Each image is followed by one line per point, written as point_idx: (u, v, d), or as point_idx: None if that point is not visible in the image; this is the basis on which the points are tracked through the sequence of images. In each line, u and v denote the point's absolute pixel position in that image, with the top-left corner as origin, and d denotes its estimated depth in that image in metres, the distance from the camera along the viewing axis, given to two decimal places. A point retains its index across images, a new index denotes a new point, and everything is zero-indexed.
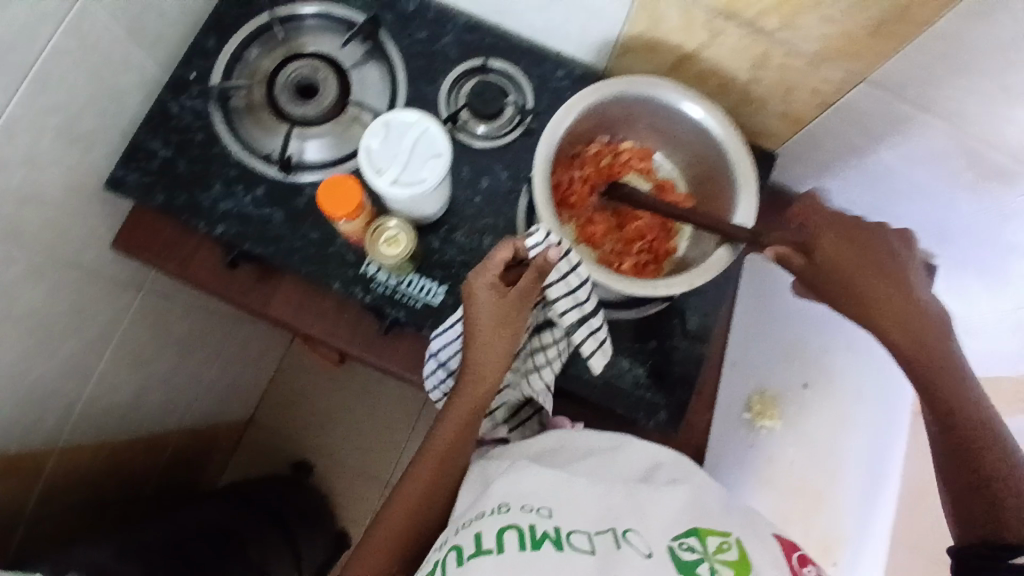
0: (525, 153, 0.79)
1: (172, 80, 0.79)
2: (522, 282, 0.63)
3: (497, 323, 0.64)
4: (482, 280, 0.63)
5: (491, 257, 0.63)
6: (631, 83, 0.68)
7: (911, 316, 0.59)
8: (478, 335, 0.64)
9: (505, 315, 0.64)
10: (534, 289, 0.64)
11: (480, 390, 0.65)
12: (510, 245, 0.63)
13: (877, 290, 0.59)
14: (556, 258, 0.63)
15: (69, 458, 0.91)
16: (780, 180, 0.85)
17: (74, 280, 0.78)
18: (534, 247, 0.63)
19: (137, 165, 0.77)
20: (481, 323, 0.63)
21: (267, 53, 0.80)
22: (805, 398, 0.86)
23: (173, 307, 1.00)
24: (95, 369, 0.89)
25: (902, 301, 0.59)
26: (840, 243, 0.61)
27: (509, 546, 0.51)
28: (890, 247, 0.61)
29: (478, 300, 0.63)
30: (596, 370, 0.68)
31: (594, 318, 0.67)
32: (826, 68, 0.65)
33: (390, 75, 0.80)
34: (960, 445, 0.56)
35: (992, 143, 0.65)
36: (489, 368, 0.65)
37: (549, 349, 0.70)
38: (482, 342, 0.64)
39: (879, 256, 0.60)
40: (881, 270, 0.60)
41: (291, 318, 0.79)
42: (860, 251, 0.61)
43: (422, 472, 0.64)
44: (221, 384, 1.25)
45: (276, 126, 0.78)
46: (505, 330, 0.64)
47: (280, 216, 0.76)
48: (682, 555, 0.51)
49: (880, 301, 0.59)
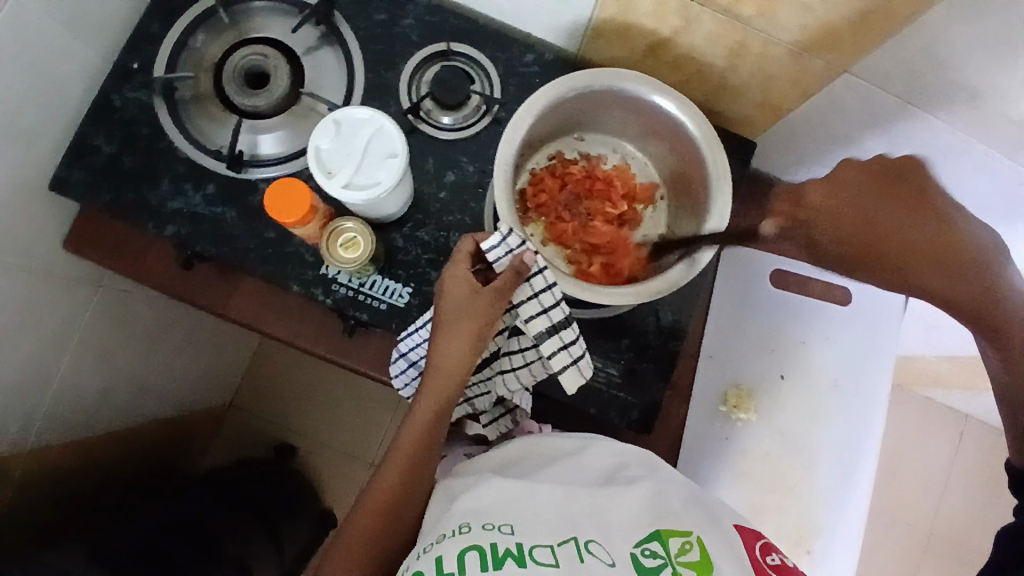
0: (492, 144, 0.75)
1: (115, 70, 0.74)
2: (497, 281, 0.61)
3: (465, 317, 0.60)
4: (455, 274, 0.61)
5: (458, 252, 0.62)
6: (597, 76, 0.64)
7: (953, 252, 0.53)
8: (444, 329, 0.60)
9: (475, 310, 0.60)
10: (510, 290, 0.61)
11: (449, 387, 0.61)
12: (471, 240, 0.62)
13: (921, 234, 0.52)
14: (532, 261, 0.61)
15: (37, 460, 0.85)
16: (761, 168, 0.83)
17: (31, 283, 0.73)
18: (491, 250, 0.61)
19: (81, 162, 0.72)
20: (450, 318, 0.60)
21: (214, 39, 0.75)
22: (782, 390, 0.85)
23: (136, 301, 0.95)
24: (57, 369, 0.83)
25: (941, 241, 0.52)
26: (851, 205, 0.54)
27: (470, 568, 0.47)
28: (912, 189, 0.53)
29: (448, 292, 0.61)
30: (569, 386, 0.66)
31: (565, 331, 0.64)
32: (807, 59, 0.61)
33: (347, 61, 0.75)
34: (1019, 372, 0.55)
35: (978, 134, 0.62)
36: (457, 364, 0.61)
37: (517, 356, 0.67)
38: (449, 336, 0.60)
39: (904, 210, 0.53)
40: (902, 222, 0.53)
41: (251, 318, 0.76)
42: (878, 208, 0.53)
43: (392, 474, 0.60)
44: (198, 373, 1.21)
45: (227, 119, 0.74)
46: (472, 324, 0.60)
47: (233, 214, 0.72)
48: (645, 562, 0.49)
49: (911, 254, 0.53)
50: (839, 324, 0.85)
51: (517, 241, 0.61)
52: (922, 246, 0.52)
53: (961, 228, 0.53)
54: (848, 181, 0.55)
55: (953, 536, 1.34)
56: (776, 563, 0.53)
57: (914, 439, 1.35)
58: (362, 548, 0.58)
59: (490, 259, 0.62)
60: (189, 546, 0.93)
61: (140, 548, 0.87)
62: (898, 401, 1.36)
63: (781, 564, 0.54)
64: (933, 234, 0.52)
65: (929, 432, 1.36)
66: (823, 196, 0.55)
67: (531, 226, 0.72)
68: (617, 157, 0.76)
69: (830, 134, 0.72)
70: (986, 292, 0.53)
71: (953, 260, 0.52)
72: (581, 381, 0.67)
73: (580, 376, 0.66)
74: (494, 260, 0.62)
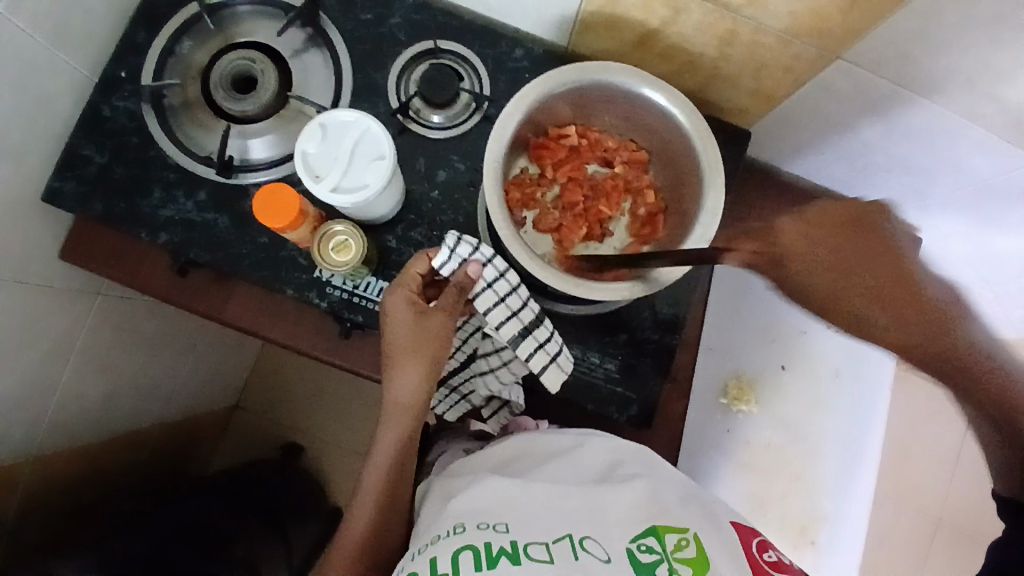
0: (483, 141, 0.75)
1: (104, 80, 0.74)
2: (442, 300, 0.62)
3: (416, 344, 0.61)
4: (399, 299, 0.61)
5: (406, 272, 0.62)
6: (583, 70, 0.64)
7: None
8: (398, 360, 0.62)
9: (424, 334, 0.61)
10: (457, 306, 0.62)
11: (410, 412, 0.63)
12: (424, 258, 0.62)
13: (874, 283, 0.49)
14: (478, 272, 0.62)
15: (43, 467, 0.86)
16: (756, 157, 0.82)
17: (30, 295, 0.74)
18: (443, 264, 0.62)
19: (73, 173, 0.73)
20: (400, 344, 0.61)
21: (201, 45, 0.75)
22: (783, 381, 0.84)
23: (136, 308, 0.95)
24: (59, 379, 0.84)
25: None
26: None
27: (464, 567, 0.47)
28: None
29: (394, 319, 0.61)
30: (553, 384, 0.66)
31: (538, 331, 0.65)
32: (798, 44, 0.60)
33: (334, 61, 0.75)
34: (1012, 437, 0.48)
35: (983, 111, 0.60)
36: (416, 391, 0.63)
37: (493, 357, 0.68)
38: (404, 365, 0.62)
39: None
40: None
41: (248, 323, 0.76)
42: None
43: (372, 490, 0.64)
44: (202, 377, 1.20)
45: (215, 125, 0.74)
46: (425, 350, 0.61)
47: (225, 220, 0.72)
48: (641, 558, 0.49)
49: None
50: None
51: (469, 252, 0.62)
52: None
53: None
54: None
55: (963, 520, 1.33)
56: (772, 560, 0.53)
57: (923, 424, 1.34)
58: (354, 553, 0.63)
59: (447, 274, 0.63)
60: (196, 551, 0.93)
61: None
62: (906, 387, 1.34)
63: (778, 561, 0.54)
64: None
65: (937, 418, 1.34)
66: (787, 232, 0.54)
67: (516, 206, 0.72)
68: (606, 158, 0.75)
69: (825, 120, 0.71)
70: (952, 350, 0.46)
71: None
72: (563, 377, 0.68)
73: (562, 372, 0.67)
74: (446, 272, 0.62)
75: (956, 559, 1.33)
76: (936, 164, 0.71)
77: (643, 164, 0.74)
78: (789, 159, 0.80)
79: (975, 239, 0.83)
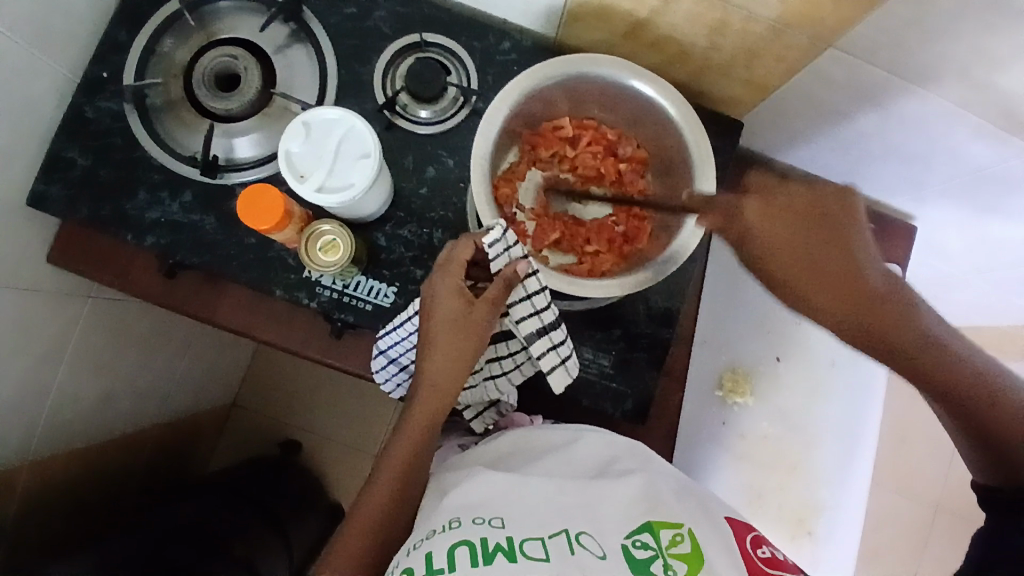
0: (472, 136, 0.74)
1: (86, 81, 0.73)
2: (488, 292, 0.60)
3: (458, 332, 0.59)
4: (448, 285, 0.59)
5: (453, 258, 0.60)
6: (571, 63, 0.63)
7: (852, 290, 0.52)
8: (438, 346, 0.60)
9: (468, 323, 0.59)
10: (500, 302, 0.60)
11: (440, 401, 0.61)
12: (469, 243, 0.60)
13: (822, 273, 0.52)
14: (525, 271, 0.60)
15: (42, 473, 0.84)
16: (749, 146, 0.81)
17: (21, 300, 0.73)
18: (491, 247, 0.59)
19: (58, 176, 0.72)
20: (440, 331, 0.59)
21: (182, 43, 0.74)
22: (778, 371, 0.84)
23: (129, 309, 0.94)
24: (52, 384, 0.82)
25: (854, 280, 0.52)
26: (770, 220, 0.54)
27: (460, 563, 0.46)
28: (827, 217, 0.53)
29: (440, 305, 0.59)
30: (557, 389, 0.65)
31: (554, 332, 0.64)
32: (790, 33, 0.58)
33: (319, 57, 0.74)
34: (958, 405, 0.52)
35: (983, 94, 0.59)
36: (450, 380, 0.61)
37: (505, 360, 0.67)
38: (443, 352, 0.60)
39: (813, 237, 0.53)
40: (808, 243, 0.53)
41: (239, 324, 0.75)
42: (792, 229, 0.54)
43: (388, 479, 0.60)
44: (198, 376, 1.19)
45: (199, 125, 0.73)
46: (468, 341, 0.60)
47: (212, 221, 0.72)
48: (636, 554, 0.49)
49: (814, 280, 0.53)
50: None
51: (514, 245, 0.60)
52: (825, 277, 0.52)
53: (876, 275, 0.52)
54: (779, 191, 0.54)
55: (962, 506, 1.33)
56: (767, 556, 0.52)
57: (919, 410, 1.34)
58: (361, 543, 0.58)
59: (495, 267, 0.60)
60: (195, 551, 0.91)
61: (146, 559, 0.86)
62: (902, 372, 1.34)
63: (772, 556, 0.53)
64: (838, 268, 0.52)
65: None
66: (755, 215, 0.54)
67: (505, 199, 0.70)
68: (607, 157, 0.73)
69: (820, 109, 0.69)
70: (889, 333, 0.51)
71: (852, 296, 0.52)
72: (568, 381, 0.66)
73: (568, 376, 0.65)
74: (492, 257, 0.60)
75: (955, 545, 1.33)
76: (932, 152, 0.70)
77: (644, 164, 0.73)
78: (782, 149, 0.79)
79: (970, 226, 0.83)
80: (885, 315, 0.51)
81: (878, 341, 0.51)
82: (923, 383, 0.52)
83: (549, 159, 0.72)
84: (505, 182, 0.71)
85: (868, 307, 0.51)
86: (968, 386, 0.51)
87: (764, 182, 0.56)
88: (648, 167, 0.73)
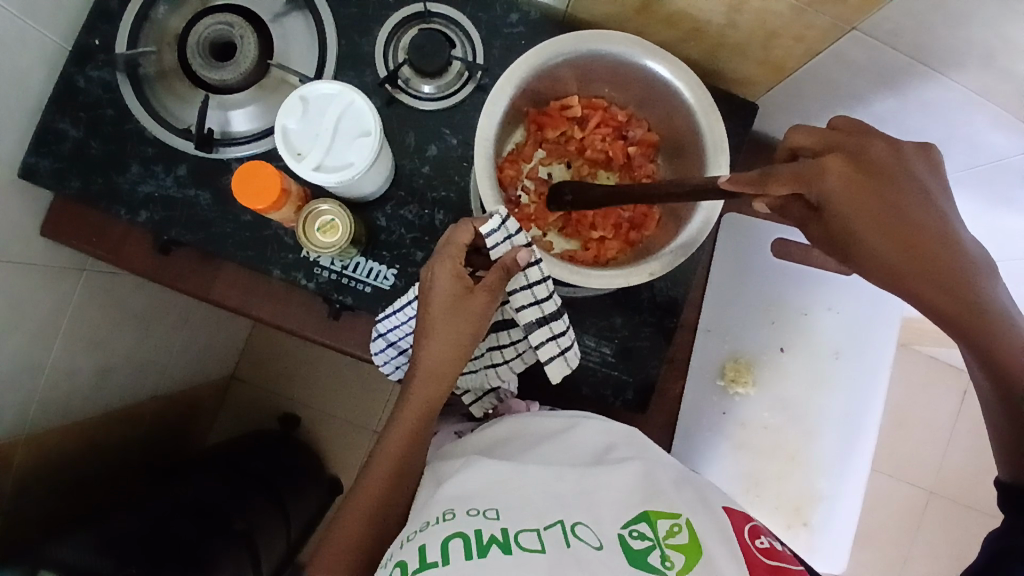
0: (476, 113, 0.71)
1: (76, 49, 0.70)
2: (487, 279, 0.58)
3: (457, 317, 0.58)
4: (447, 270, 0.57)
5: (451, 242, 0.58)
6: (582, 39, 0.60)
7: (936, 250, 0.49)
8: (435, 331, 0.58)
9: (466, 310, 0.58)
10: (500, 289, 0.59)
11: (436, 388, 0.60)
12: (469, 228, 0.58)
13: (899, 226, 0.49)
14: (525, 260, 0.58)
15: (36, 447, 0.83)
16: (763, 129, 0.79)
17: (15, 275, 0.71)
18: (490, 235, 0.58)
19: (48, 149, 0.69)
20: (437, 316, 0.58)
21: (176, 10, 0.71)
22: (782, 362, 0.83)
23: (123, 282, 0.92)
24: (47, 359, 0.80)
25: (927, 235, 0.49)
26: (854, 178, 0.49)
27: (454, 556, 0.45)
28: (907, 171, 0.50)
29: (437, 290, 0.58)
30: (555, 378, 0.64)
31: (555, 322, 0.62)
32: (812, 13, 0.54)
33: (317, 26, 0.70)
34: (997, 372, 0.49)
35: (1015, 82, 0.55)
36: (448, 366, 0.59)
37: (507, 349, 0.66)
38: (441, 337, 0.58)
39: (895, 194, 0.49)
40: (897, 200, 0.49)
41: (235, 302, 0.74)
42: (879, 185, 0.49)
43: (386, 460, 0.59)
44: (197, 348, 1.18)
45: (193, 96, 0.70)
46: (467, 329, 0.58)
47: (206, 197, 0.70)
48: (632, 544, 0.48)
49: (894, 236, 0.49)
50: (840, 292, 0.83)
51: (514, 233, 0.58)
52: (921, 237, 0.49)
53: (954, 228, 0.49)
54: (844, 146, 0.50)
55: (954, 491, 1.35)
56: (764, 547, 0.52)
57: (918, 395, 1.34)
58: (359, 526, 0.58)
59: (495, 255, 0.59)
60: (194, 525, 0.92)
61: (144, 533, 0.86)
62: (902, 359, 1.33)
63: (770, 547, 0.53)
64: (925, 230, 0.49)
65: (934, 389, 1.34)
66: (834, 173, 0.49)
67: (508, 182, 0.68)
68: (618, 138, 0.71)
69: (838, 91, 0.67)
70: (954, 289, 0.48)
71: (936, 255, 0.49)
72: (567, 371, 0.65)
73: (567, 367, 0.64)
74: (492, 246, 0.58)
75: (947, 528, 1.34)
76: (953, 138, 0.67)
77: (654, 147, 0.70)
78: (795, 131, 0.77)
79: (987, 216, 0.80)
80: (964, 275, 0.48)
81: (950, 305, 0.49)
82: (972, 349, 0.50)
83: (556, 139, 0.70)
84: (508, 163, 0.69)
85: (945, 267, 0.48)
86: (1019, 356, 0.48)
87: (821, 136, 0.51)
88: (658, 151, 0.71)
